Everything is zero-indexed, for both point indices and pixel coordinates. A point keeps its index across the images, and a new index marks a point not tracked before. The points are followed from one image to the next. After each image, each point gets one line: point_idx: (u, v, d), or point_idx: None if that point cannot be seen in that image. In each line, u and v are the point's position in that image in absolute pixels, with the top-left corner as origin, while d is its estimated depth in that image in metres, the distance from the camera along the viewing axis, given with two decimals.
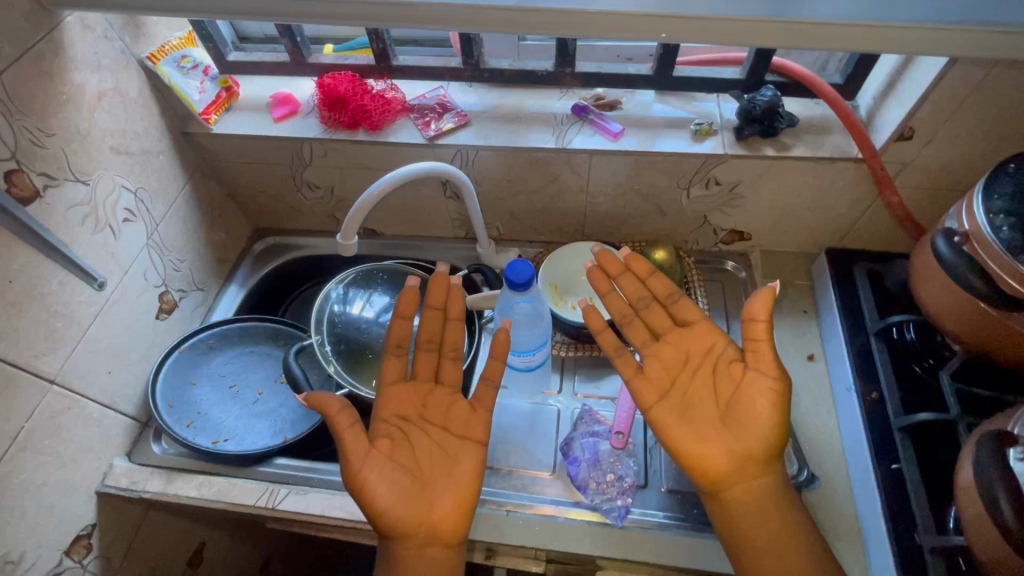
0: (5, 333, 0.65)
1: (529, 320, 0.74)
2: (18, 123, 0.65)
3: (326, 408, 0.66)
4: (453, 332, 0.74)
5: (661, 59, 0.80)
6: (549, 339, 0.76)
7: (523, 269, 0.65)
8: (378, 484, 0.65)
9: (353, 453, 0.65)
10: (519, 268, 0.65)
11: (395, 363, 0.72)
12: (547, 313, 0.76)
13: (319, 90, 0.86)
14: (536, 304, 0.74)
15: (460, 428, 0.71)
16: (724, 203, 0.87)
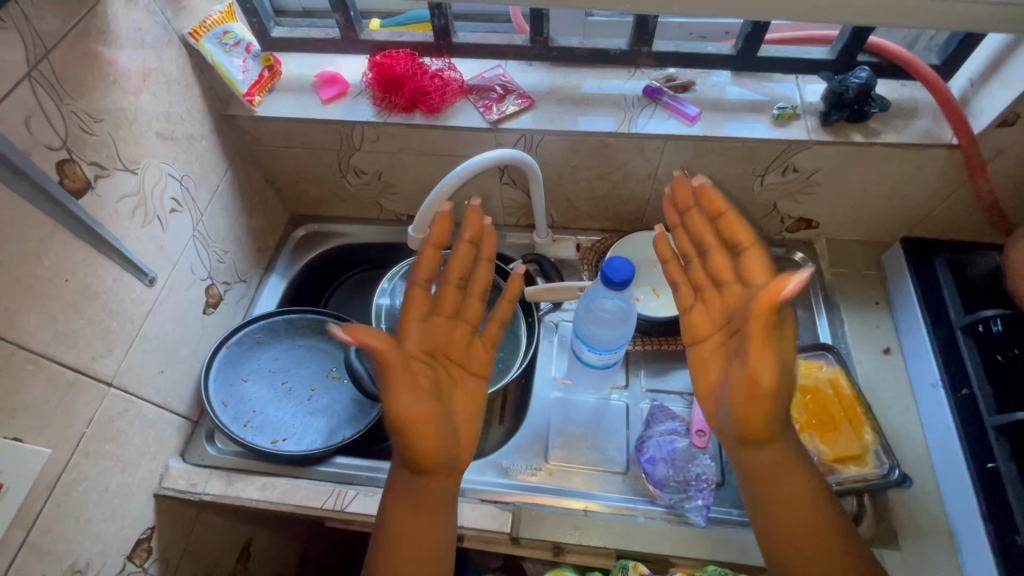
0: (64, 336, 0.61)
1: (614, 321, 0.71)
2: (67, 109, 0.60)
3: (373, 338, 0.53)
4: (481, 270, 0.67)
5: (748, 38, 0.75)
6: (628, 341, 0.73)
7: (622, 266, 0.64)
8: (418, 418, 0.56)
9: (399, 378, 0.55)
10: (618, 266, 0.64)
11: (421, 292, 0.61)
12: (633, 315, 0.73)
13: (373, 69, 0.81)
14: (625, 305, 0.71)
15: (473, 365, 0.66)
16: (799, 190, 0.84)
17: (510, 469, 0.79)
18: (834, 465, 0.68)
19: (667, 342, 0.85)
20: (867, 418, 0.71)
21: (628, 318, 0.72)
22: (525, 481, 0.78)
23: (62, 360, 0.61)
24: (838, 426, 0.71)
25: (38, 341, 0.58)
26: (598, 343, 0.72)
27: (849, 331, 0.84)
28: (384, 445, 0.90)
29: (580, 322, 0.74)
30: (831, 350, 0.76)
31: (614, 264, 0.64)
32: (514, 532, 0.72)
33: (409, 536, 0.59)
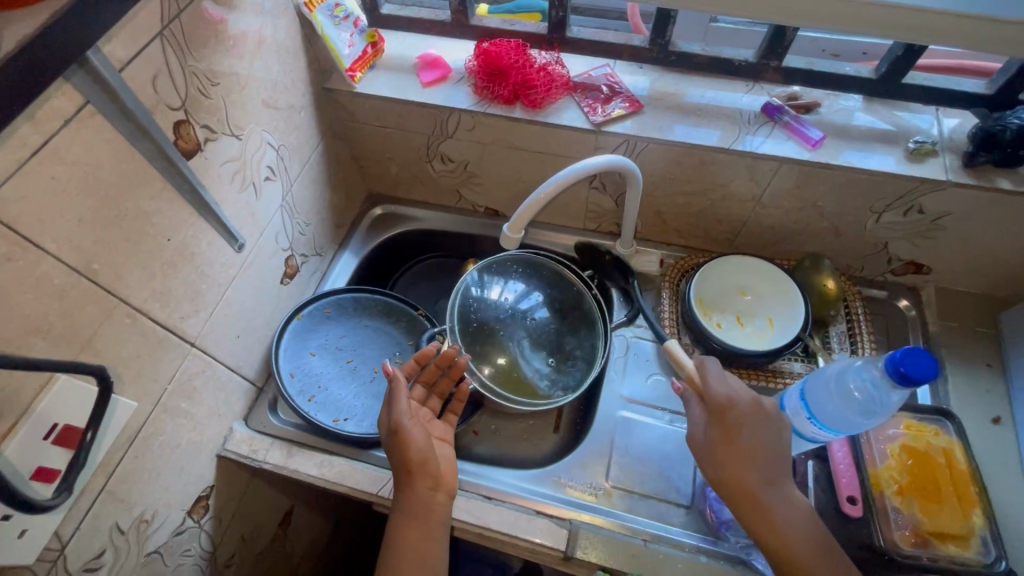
0: (160, 294, 0.62)
1: (860, 406, 0.58)
2: (191, 71, 0.60)
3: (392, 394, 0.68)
4: (445, 385, 0.75)
5: (895, 61, 0.68)
6: (835, 428, 0.60)
7: (926, 369, 0.49)
8: (411, 443, 0.65)
9: (398, 408, 0.67)
10: (921, 361, 0.49)
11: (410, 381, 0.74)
12: (864, 423, 0.58)
13: (480, 56, 0.79)
14: (874, 403, 0.57)
15: (439, 431, 0.72)
16: (918, 232, 0.77)
17: (567, 484, 0.76)
18: (931, 539, 0.63)
19: (746, 376, 0.80)
20: (979, 499, 0.64)
21: (876, 414, 0.57)
22: (580, 500, 0.75)
23: (155, 316, 0.62)
24: (942, 497, 0.65)
25: (137, 296, 0.59)
26: (820, 413, 0.61)
27: (953, 393, 0.76)
28: None
29: (819, 383, 0.61)
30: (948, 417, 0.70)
31: (916, 355, 0.50)
32: (568, 550, 0.69)
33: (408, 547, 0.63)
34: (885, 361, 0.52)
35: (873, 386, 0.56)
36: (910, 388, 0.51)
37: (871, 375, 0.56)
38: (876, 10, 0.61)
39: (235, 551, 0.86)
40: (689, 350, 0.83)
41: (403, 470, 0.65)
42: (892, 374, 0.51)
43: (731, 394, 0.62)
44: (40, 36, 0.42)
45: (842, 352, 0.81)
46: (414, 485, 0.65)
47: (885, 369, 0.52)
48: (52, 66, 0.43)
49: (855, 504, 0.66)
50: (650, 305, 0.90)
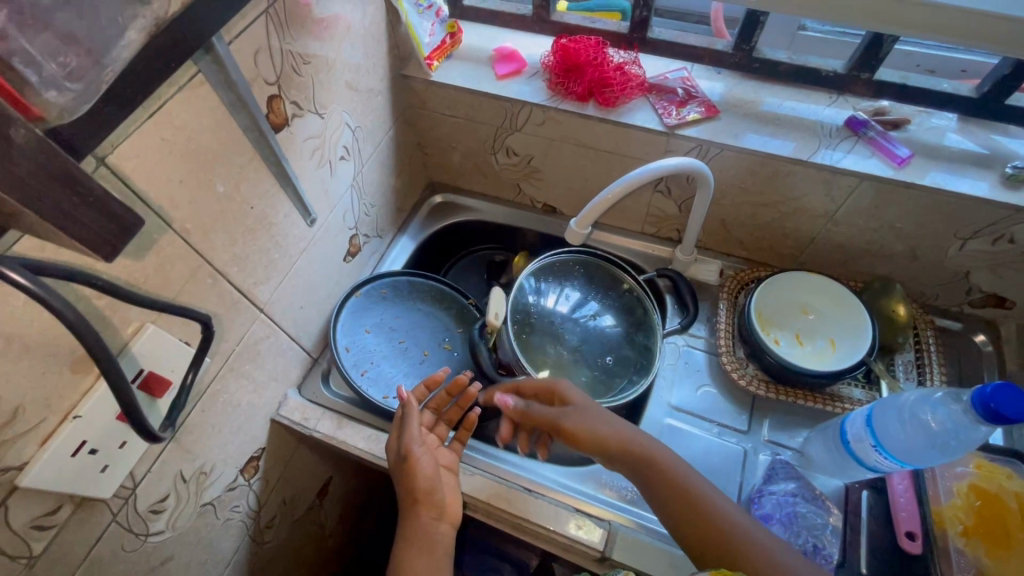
0: (238, 258, 0.65)
1: (935, 439, 0.55)
2: (287, 49, 0.63)
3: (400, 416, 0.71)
4: (452, 413, 0.79)
5: (1000, 81, 0.65)
6: (902, 460, 0.58)
7: (1020, 407, 0.47)
8: (419, 472, 0.68)
9: (409, 435, 0.69)
10: (1013, 399, 0.46)
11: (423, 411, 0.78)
12: (932, 458, 0.56)
13: (557, 52, 0.79)
14: (949, 438, 0.54)
15: (446, 459, 0.74)
16: (1006, 264, 0.72)
17: (607, 484, 0.76)
18: None
19: (802, 397, 0.78)
20: None
21: (952, 448, 0.54)
22: (602, 497, 0.75)
23: (232, 280, 0.65)
24: (1013, 543, 0.61)
25: (219, 259, 0.62)
26: (887, 441, 0.58)
27: None
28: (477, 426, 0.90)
29: (889, 412, 0.59)
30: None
31: (1008, 391, 0.47)
32: (605, 550, 0.69)
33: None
34: (971, 396, 0.50)
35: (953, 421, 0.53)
36: (998, 426, 0.48)
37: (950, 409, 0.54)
38: (986, 23, 0.58)
39: (277, 514, 0.90)
40: (743, 364, 0.81)
41: (411, 496, 0.68)
42: (982, 411, 0.48)
43: (560, 413, 0.69)
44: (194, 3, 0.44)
45: (908, 382, 0.77)
46: (422, 512, 0.67)
47: (971, 405, 0.49)
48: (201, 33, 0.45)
49: (915, 540, 0.64)
50: (704, 315, 0.88)
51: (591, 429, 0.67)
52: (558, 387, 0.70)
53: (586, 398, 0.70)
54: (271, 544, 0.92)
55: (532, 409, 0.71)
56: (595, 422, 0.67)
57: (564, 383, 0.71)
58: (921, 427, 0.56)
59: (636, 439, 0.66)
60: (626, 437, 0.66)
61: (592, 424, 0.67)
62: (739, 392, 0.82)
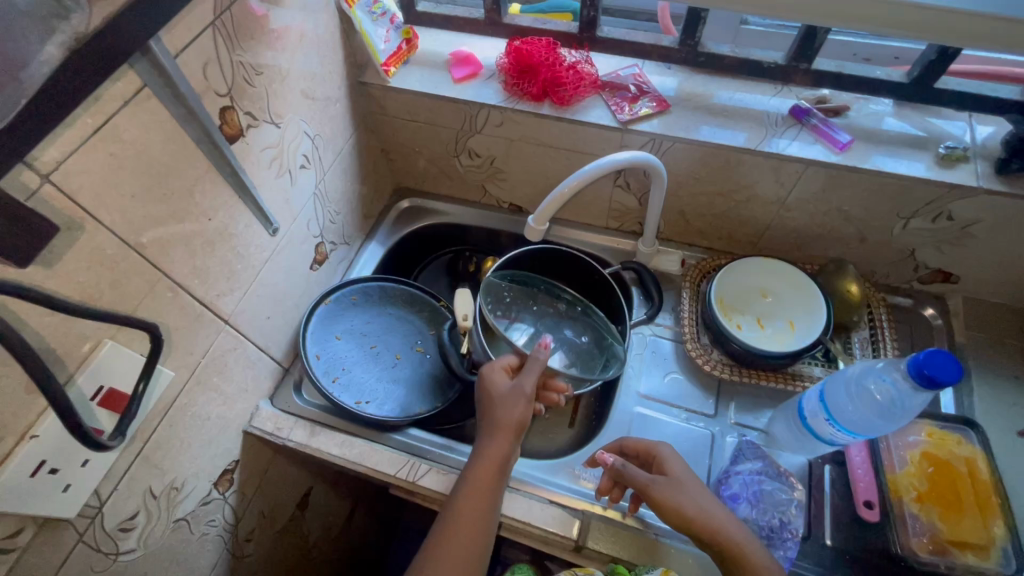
0: (199, 271, 0.65)
1: (881, 408, 0.58)
2: (237, 59, 0.63)
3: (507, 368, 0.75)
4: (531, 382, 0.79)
5: (927, 66, 0.69)
6: (858, 431, 0.60)
7: (946, 369, 0.49)
8: (518, 408, 0.70)
9: (528, 381, 0.71)
10: (943, 363, 0.49)
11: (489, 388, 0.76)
12: (883, 425, 0.58)
13: (511, 54, 0.81)
14: (896, 407, 0.56)
15: None
16: (948, 240, 0.76)
17: (581, 476, 0.77)
18: (949, 547, 0.62)
19: (764, 378, 0.80)
20: (1002, 510, 0.63)
21: (897, 415, 0.57)
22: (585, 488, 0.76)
23: (194, 292, 0.65)
24: (963, 506, 0.64)
25: (179, 271, 0.62)
26: (839, 414, 0.61)
27: (978, 404, 0.75)
28: (452, 427, 0.91)
29: (838, 386, 0.61)
30: (975, 427, 0.68)
31: (936, 357, 0.50)
32: (580, 540, 0.71)
33: (469, 511, 0.65)
34: (906, 364, 0.52)
35: (895, 390, 0.56)
36: (933, 390, 0.50)
37: (892, 378, 0.56)
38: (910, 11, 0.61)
39: (256, 526, 0.89)
40: (708, 350, 0.83)
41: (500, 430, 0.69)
42: (916, 377, 0.50)
43: (652, 478, 0.65)
44: (116, 20, 0.45)
45: (864, 358, 0.80)
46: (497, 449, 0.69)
47: (907, 372, 0.52)
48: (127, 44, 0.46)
49: (872, 508, 0.66)
50: (669, 304, 0.90)
51: (671, 487, 0.64)
52: (663, 452, 0.68)
53: (675, 456, 0.67)
54: (252, 557, 0.91)
55: (630, 470, 0.66)
56: (677, 476, 0.65)
57: (667, 447, 0.68)
58: (867, 398, 0.58)
59: (689, 472, 0.66)
60: (686, 478, 0.65)
61: (684, 498, 0.62)
62: (705, 378, 0.84)
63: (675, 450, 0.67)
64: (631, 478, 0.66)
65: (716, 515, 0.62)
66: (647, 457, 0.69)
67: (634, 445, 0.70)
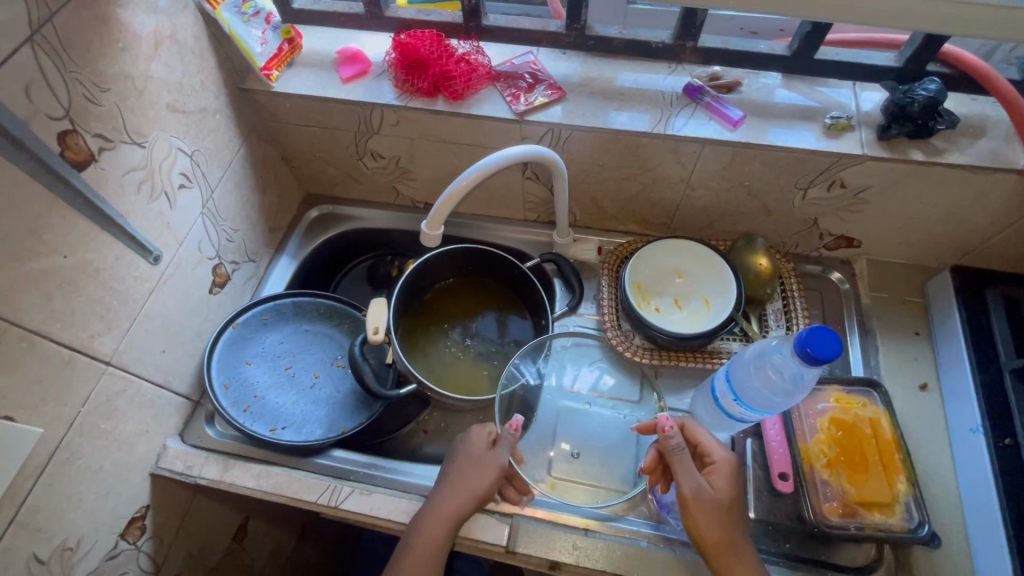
0: (61, 314, 0.59)
1: (778, 385, 0.58)
2: (73, 77, 0.56)
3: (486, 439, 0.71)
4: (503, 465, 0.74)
5: (806, 38, 0.68)
6: (763, 409, 0.60)
7: (829, 344, 0.50)
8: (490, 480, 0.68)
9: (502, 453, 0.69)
10: (824, 340, 0.50)
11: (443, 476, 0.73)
12: (785, 401, 0.59)
13: (397, 49, 0.76)
14: (792, 383, 0.57)
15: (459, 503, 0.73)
16: (845, 207, 0.77)
17: None
18: (857, 509, 0.64)
19: (683, 360, 0.80)
20: (904, 467, 0.66)
21: (793, 391, 0.57)
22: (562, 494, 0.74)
23: (57, 338, 0.59)
24: (869, 467, 0.66)
25: (33, 318, 0.56)
26: (743, 394, 0.61)
27: (884, 363, 0.78)
28: (381, 441, 0.87)
29: (740, 366, 0.62)
30: (878, 388, 0.71)
31: (820, 334, 0.50)
32: (510, 544, 0.70)
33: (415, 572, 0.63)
34: (794, 342, 0.53)
35: (790, 366, 0.57)
36: (818, 367, 0.51)
37: (786, 355, 0.57)
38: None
39: (184, 568, 0.85)
40: (629, 337, 0.83)
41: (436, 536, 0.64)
42: (801, 355, 0.51)
43: (698, 484, 0.61)
44: None
45: (778, 330, 0.81)
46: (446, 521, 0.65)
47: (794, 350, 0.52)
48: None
49: (786, 480, 0.68)
50: (591, 293, 0.89)
51: (715, 510, 0.61)
52: (722, 464, 0.63)
53: (728, 467, 0.63)
54: None
55: (682, 459, 0.62)
56: (721, 498, 0.61)
57: (725, 455, 0.64)
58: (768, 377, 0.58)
59: (735, 495, 0.63)
60: (730, 501, 0.62)
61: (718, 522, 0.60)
62: (629, 364, 0.84)
63: (734, 464, 0.62)
64: (680, 478, 0.62)
65: (740, 546, 0.60)
66: (702, 457, 0.65)
67: (697, 441, 0.65)
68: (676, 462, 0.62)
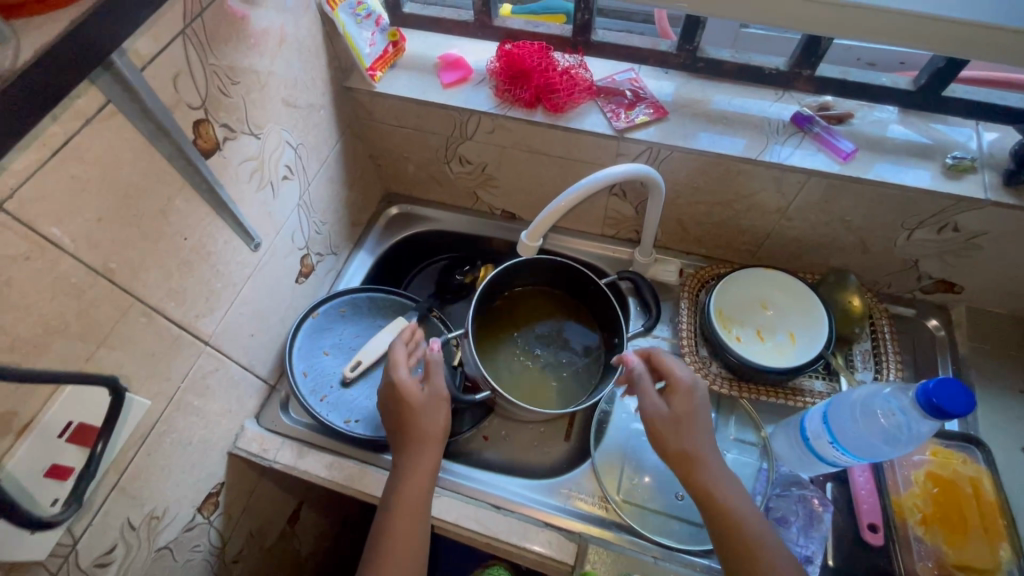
0: (175, 293, 0.62)
1: (884, 435, 0.56)
2: (211, 69, 0.59)
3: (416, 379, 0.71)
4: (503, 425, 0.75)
5: (937, 73, 0.66)
6: (861, 456, 0.58)
7: (961, 399, 0.47)
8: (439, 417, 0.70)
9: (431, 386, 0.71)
10: (954, 394, 0.47)
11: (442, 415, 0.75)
12: (889, 451, 0.56)
13: (502, 58, 0.77)
14: (901, 434, 0.54)
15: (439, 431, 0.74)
16: (953, 251, 0.74)
17: (572, 495, 0.75)
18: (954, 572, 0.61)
19: (764, 394, 0.78)
20: (1008, 533, 0.62)
21: (901, 443, 0.55)
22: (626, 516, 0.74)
23: (170, 316, 0.62)
24: (968, 529, 0.63)
25: (153, 295, 0.59)
26: (843, 439, 0.59)
27: (983, 419, 0.74)
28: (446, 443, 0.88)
29: (843, 410, 0.59)
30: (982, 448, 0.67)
31: (951, 387, 0.48)
32: (575, 565, 0.69)
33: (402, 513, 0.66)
34: (915, 391, 0.50)
35: (901, 416, 0.54)
36: (942, 420, 0.49)
37: (899, 403, 0.54)
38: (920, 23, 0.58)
39: (245, 546, 0.87)
40: (707, 364, 0.81)
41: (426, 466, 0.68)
42: (925, 406, 0.49)
43: (655, 406, 0.62)
44: (74, 30, 0.41)
45: (866, 372, 0.78)
46: (432, 450, 0.69)
47: (915, 399, 0.50)
48: (87, 58, 0.42)
49: (876, 531, 0.65)
50: (667, 315, 0.88)
51: (673, 427, 0.61)
52: (680, 384, 0.63)
53: (688, 388, 0.63)
54: None
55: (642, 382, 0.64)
56: (682, 416, 0.62)
57: (688, 377, 0.64)
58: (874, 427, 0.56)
59: (695, 411, 0.62)
60: (688, 417, 0.62)
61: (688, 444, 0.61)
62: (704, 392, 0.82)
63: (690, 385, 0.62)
64: (640, 401, 0.64)
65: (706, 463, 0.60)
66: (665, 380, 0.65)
67: (660, 364, 0.66)
68: (637, 390, 0.65)
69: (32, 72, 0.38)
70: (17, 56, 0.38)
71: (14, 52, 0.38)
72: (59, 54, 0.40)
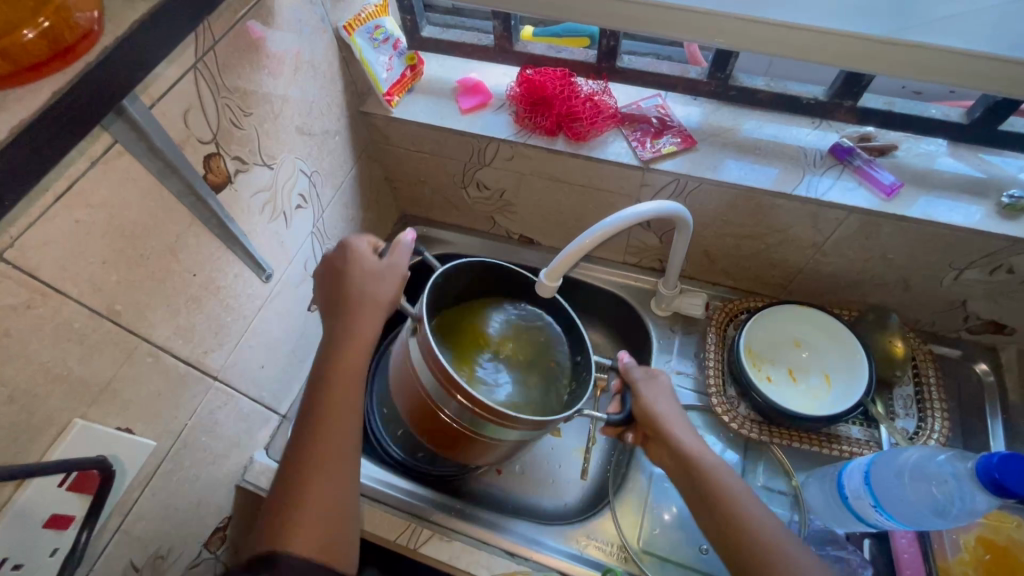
0: (183, 330, 0.60)
1: (934, 504, 0.51)
2: (224, 102, 0.58)
3: (376, 246, 0.66)
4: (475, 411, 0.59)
5: (994, 107, 0.62)
6: (907, 523, 0.54)
7: None
8: (388, 284, 0.63)
9: (363, 281, 0.63)
10: (1021, 471, 0.43)
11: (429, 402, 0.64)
12: (942, 522, 0.52)
13: (524, 84, 0.75)
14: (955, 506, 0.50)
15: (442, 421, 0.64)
16: (1005, 293, 0.69)
17: (588, 541, 0.72)
18: None
19: (794, 439, 0.73)
20: None
21: (953, 515, 0.50)
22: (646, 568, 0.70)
23: (178, 353, 0.60)
24: None
25: (160, 334, 0.57)
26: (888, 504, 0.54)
27: None
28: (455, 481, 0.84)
29: (888, 471, 0.55)
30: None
31: (1018, 463, 0.43)
32: None
33: (327, 423, 0.57)
34: (976, 464, 0.46)
35: (956, 484, 0.50)
36: (1005, 500, 0.44)
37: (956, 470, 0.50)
38: (971, 63, 0.57)
39: None
40: (735, 405, 0.76)
41: (353, 353, 0.60)
42: (986, 481, 0.44)
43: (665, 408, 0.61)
44: (82, 78, 0.39)
45: (907, 419, 0.73)
46: (373, 319, 0.62)
47: (976, 474, 0.46)
48: (94, 103, 0.40)
49: None
50: (692, 349, 0.83)
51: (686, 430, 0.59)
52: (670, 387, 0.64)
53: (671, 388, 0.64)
54: None
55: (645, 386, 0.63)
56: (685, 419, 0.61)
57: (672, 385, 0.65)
58: (926, 497, 0.52)
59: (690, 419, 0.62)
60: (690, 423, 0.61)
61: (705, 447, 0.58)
62: (732, 436, 0.77)
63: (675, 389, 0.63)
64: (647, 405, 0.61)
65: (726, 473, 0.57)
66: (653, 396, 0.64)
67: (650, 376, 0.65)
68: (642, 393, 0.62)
69: (38, 122, 0.36)
70: (20, 107, 0.36)
71: (6, 112, 0.36)
72: (66, 103, 0.38)
